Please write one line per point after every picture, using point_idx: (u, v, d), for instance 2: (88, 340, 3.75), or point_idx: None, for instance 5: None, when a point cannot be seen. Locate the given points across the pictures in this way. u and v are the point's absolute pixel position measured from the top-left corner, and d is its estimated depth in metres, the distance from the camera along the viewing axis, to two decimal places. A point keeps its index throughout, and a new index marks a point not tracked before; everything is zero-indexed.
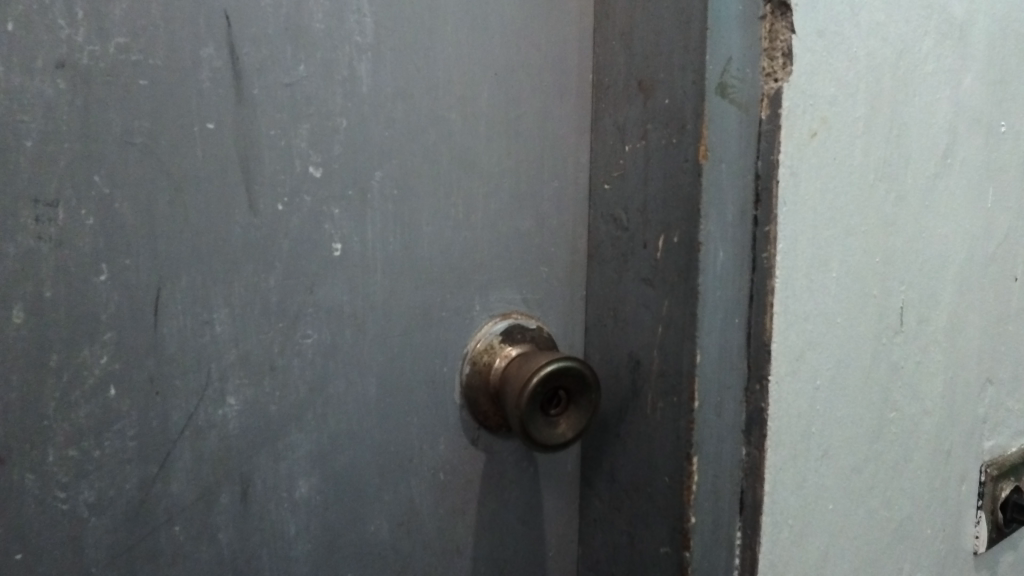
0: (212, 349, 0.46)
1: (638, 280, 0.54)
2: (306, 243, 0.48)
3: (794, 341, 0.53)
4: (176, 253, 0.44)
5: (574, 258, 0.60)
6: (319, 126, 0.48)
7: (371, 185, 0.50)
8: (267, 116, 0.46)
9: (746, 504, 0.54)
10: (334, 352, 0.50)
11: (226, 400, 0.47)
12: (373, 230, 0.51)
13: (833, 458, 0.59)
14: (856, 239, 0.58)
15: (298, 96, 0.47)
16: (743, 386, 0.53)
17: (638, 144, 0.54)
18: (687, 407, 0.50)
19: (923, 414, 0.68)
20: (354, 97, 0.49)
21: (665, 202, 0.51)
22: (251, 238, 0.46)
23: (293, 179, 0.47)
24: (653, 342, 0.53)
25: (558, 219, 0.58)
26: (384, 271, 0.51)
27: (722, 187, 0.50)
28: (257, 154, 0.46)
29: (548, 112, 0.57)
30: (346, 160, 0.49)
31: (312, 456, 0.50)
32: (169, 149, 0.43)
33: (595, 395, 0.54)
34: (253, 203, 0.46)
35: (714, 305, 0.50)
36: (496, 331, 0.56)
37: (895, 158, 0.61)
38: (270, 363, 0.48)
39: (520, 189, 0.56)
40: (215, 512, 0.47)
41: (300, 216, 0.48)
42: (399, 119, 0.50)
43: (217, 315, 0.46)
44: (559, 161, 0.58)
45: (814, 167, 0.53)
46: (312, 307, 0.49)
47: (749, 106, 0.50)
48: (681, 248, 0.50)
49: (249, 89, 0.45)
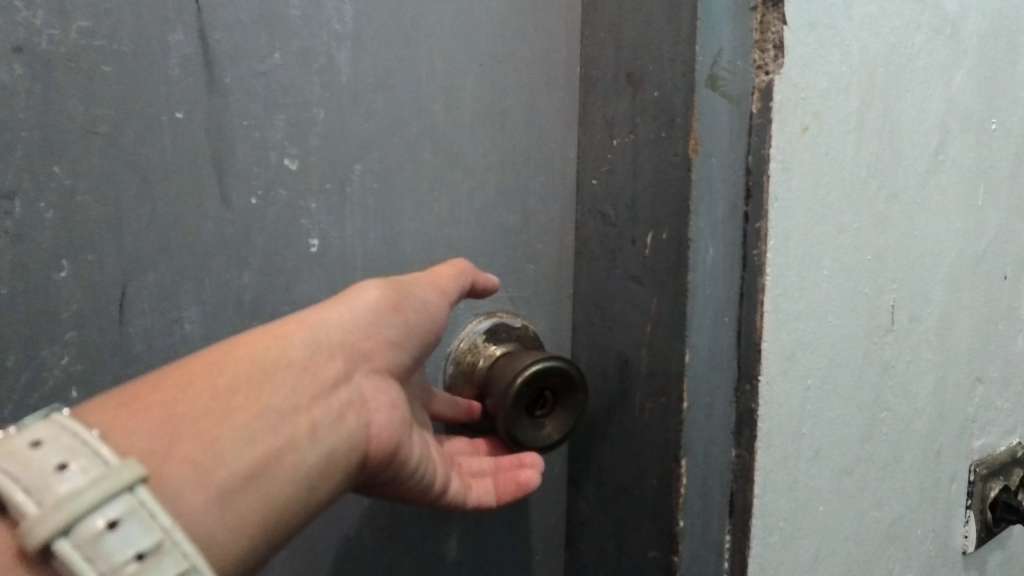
0: (182, 349, 0.44)
1: (626, 277, 0.53)
2: (282, 238, 0.46)
3: (785, 340, 0.52)
4: (142, 248, 0.42)
5: (561, 254, 0.58)
6: (296, 117, 0.46)
7: (350, 178, 0.48)
8: (240, 105, 0.44)
9: (736, 506, 0.52)
10: None
11: None
12: (352, 225, 0.49)
13: (824, 459, 0.58)
14: (848, 236, 0.56)
15: (273, 85, 0.45)
16: (734, 386, 0.52)
17: (626, 138, 0.52)
18: (676, 407, 0.49)
19: (914, 414, 0.67)
20: (333, 86, 0.47)
21: (654, 198, 0.50)
22: (223, 233, 0.44)
23: (267, 172, 0.45)
24: (641, 341, 0.52)
25: (545, 215, 0.57)
26: (364, 268, 0.50)
27: (713, 181, 0.48)
28: (230, 145, 0.44)
29: (535, 104, 0.55)
30: (324, 152, 0.47)
31: None
32: (136, 138, 0.41)
33: (582, 397, 0.52)
34: (225, 196, 0.44)
35: (703, 304, 0.49)
36: (479, 330, 0.55)
37: (887, 154, 0.60)
38: None
39: (506, 184, 0.55)
40: None
41: (276, 210, 0.46)
42: (379, 110, 0.49)
43: (187, 314, 0.44)
44: (546, 155, 0.56)
45: (805, 162, 0.52)
46: (288, 305, 0.47)
47: (740, 99, 0.49)
48: (670, 244, 0.49)
49: (220, 78, 0.43)
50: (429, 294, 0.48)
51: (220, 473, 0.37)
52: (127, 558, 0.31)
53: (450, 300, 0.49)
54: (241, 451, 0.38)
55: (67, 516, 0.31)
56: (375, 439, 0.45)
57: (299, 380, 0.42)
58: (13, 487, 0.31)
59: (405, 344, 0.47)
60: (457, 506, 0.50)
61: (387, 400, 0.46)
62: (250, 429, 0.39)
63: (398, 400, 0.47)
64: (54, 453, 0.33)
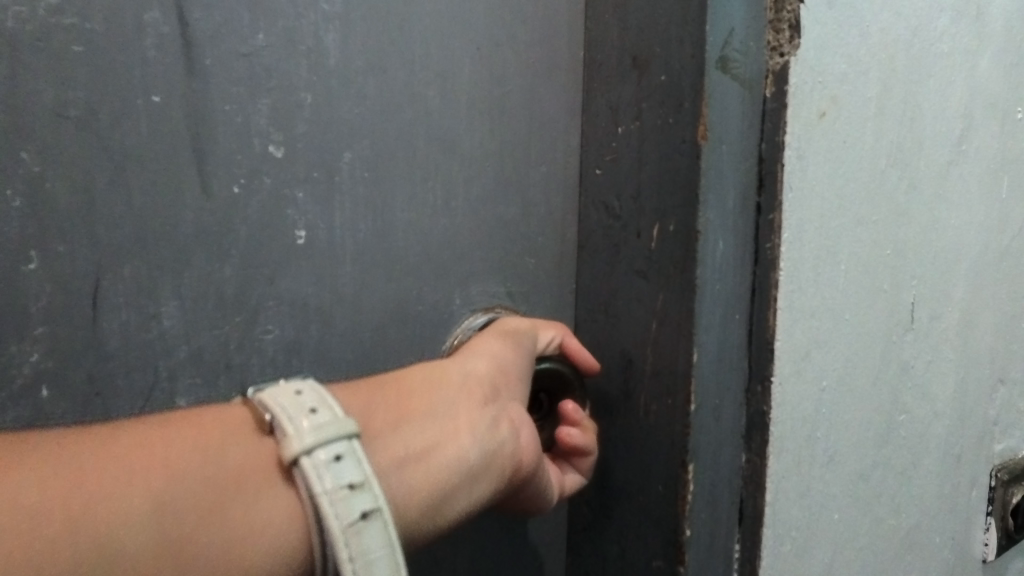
0: (160, 346, 0.42)
1: (631, 272, 0.50)
2: (267, 230, 0.44)
3: (800, 339, 0.48)
4: (118, 240, 0.40)
5: (563, 249, 0.55)
6: (282, 102, 0.43)
7: (340, 166, 0.46)
8: (221, 88, 0.42)
9: (746, 515, 0.48)
10: (297, 349, 0.46)
11: (177, 400, 0.43)
12: (342, 216, 0.47)
13: (840, 465, 0.54)
14: (865, 229, 0.53)
15: (257, 68, 0.43)
16: (744, 388, 0.48)
17: (632, 125, 0.50)
18: (683, 409, 0.46)
19: (933, 416, 0.64)
20: (321, 69, 0.44)
21: (661, 187, 0.47)
22: (204, 224, 0.42)
23: (250, 159, 0.43)
24: (646, 340, 0.49)
25: (546, 207, 0.54)
26: (353, 261, 0.47)
27: (724, 170, 0.45)
28: (211, 131, 0.42)
29: (536, 90, 0.52)
30: (311, 138, 0.45)
31: None
32: (109, 123, 0.39)
33: (577, 392, 0.52)
34: (206, 184, 0.42)
35: (712, 300, 0.46)
36: (475, 326, 0.52)
37: (908, 143, 0.57)
38: (227, 361, 0.44)
39: (505, 173, 0.52)
40: None
41: (259, 200, 0.44)
42: (370, 95, 0.46)
43: (165, 309, 0.42)
44: (548, 144, 0.54)
45: (823, 149, 0.48)
46: (273, 300, 0.45)
47: (752, 82, 0.46)
48: (677, 237, 0.46)
49: (200, 59, 0.41)
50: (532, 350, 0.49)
51: (395, 454, 0.38)
52: (341, 486, 0.33)
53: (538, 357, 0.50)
54: (413, 438, 0.39)
55: (310, 439, 0.33)
56: (521, 453, 0.44)
57: (461, 390, 0.43)
58: (276, 413, 0.35)
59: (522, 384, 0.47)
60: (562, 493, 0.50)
61: (528, 421, 0.45)
62: (424, 419, 0.40)
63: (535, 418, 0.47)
64: (311, 396, 0.36)
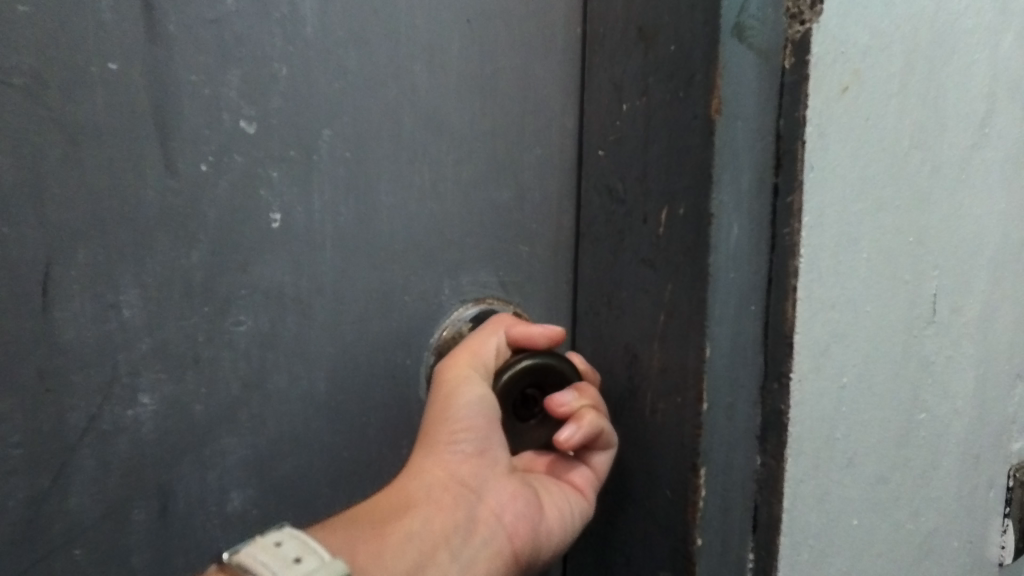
0: (121, 338, 0.40)
1: (636, 260, 0.46)
2: (238, 213, 0.42)
3: (819, 333, 0.44)
4: (72, 222, 0.38)
5: (556, 236, 0.53)
6: (253, 75, 0.41)
7: (318, 145, 0.44)
8: (185, 59, 0.39)
9: (761, 521, 0.45)
10: (273, 342, 0.44)
11: (139, 398, 0.41)
12: (320, 198, 0.44)
13: (859, 467, 0.50)
14: (887, 215, 0.50)
15: (227, 36, 0.40)
16: (759, 385, 0.44)
17: (637, 102, 0.46)
18: (694, 408, 0.42)
19: (952, 415, 0.61)
20: (296, 39, 0.42)
21: (670, 169, 0.44)
22: (168, 207, 0.40)
23: (219, 136, 0.41)
24: (653, 334, 0.45)
25: (539, 192, 0.52)
26: (334, 248, 0.45)
27: (737, 148, 0.41)
28: (175, 105, 0.39)
29: (529, 67, 0.50)
30: (287, 115, 0.42)
31: (246, 463, 0.45)
32: (61, 95, 0.37)
33: (559, 368, 0.47)
34: (170, 163, 0.40)
35: (726, 290, 0.42)
36: (466, 318, 0.50)
37: (930, 125, 0.53)
38: (195, 354, 0.42)
39: (497, 156, 0.50)
40: (126, 531, 0.42)
41: (230, 179, 0.41)
42: (350, 69, 0.44)
43: (125, 297, 0.40)
44: (542, 125, 0.51)
45: (845, 128, 0.45)
46: (245, 289, 0.43)
47: (769, 53, 0.42)
48: (688, 221, 0.42)
49: (163, 25, 0.39)
50: (485, 379, 0.46)
51: None
52: None
53: (499, 370, 0.47)
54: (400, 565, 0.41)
55: None
56: (511, 543, 0.46)
57: (430, 502, 0.44)
58: (260, 572, 0.36)
59: (493, 464, 0.47)
60: (596, 476, 0.49)
61: (509, 502, 0.47)
62: (403, 543, 0.42)
63: (518, 490, 0.47)
64: (291, 545, 0.37)
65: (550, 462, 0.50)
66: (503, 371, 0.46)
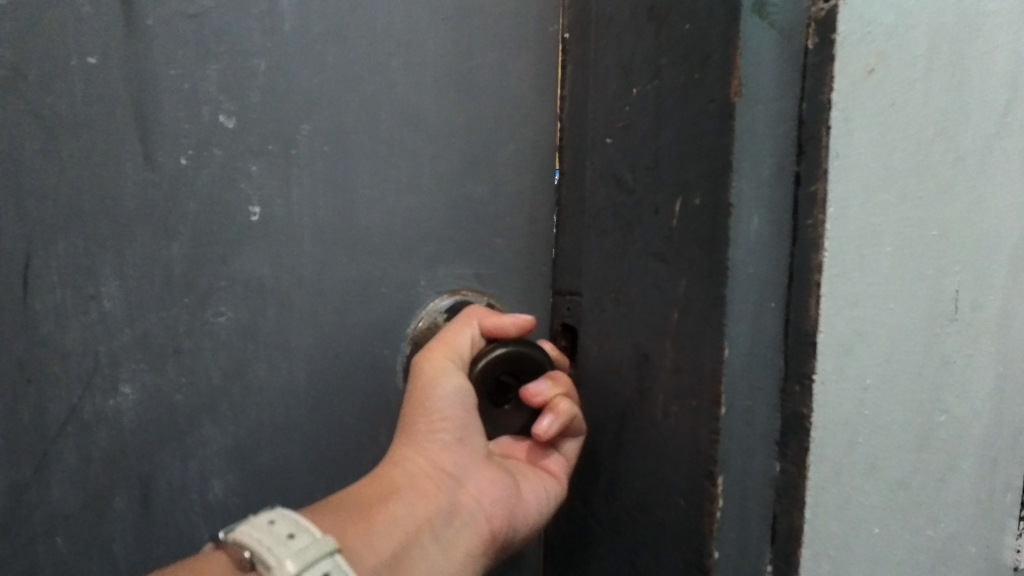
0: (101, 333, 0.51)
1: (647, 254, 0.44)
2: (219, 206, 0.51)
3: (842, 332, 0.41)
4: (61, 214, 0.49)
5: (532, 231, 0.58)
6: (234, 69, 0.50)
7: (297, 138, 0.52)
8: (164, 52, 0.49)
9: (780, 531, 0.42)
10: (251, 330, 0.53)
11: (120, 389, 0.51)
12: (299, 192, 0.53)
13: (881, 472, 0.47)
14: (910, 208, 0.47)
15: (206, 31, 0.49)
16: (779, 387, 0.41)
17: (648, 86, 0.44)
18: (711, 412, 0.39)
19: (971, 416, 0.58)
20: (274, 32, 0.51)
21: (684, 156, 0.41)
22: (148, 199, 0.50)
23: (200, 131, 0.50)
24: (666, 332, 0.42)
25: (513, 185, 0.58)
26: (314, 242, 0.54)
27: (758, 132, 0.38)
28: (156, 102, 0.49)
29: (503, 63, 0.56)
30: (267, 105, 0.51)
31: (224, 451, 0.54)
32: (57, 110, 0.48)
33: (535, 356, 0.49)
34: (152, 159, 0.50)
35: (745, 285, 0.39)
36: (441, 308, 0.56)
37: (953, 112, 0.50)
38: (175, 347, 0.52)
39: (472, 151, 0.56)
40: (107, 518, 0.53)
41: (210, 173, 0.51)
42: (330, 63, 0.52)
43: (102, 292, 0.50)
44: (519, 117, 0.57)
45: (869, 113, 0.42)
46: (223, 283, 0.52)
47: (791, 32, 0.39)
48: (704, 212, 0.39)
49: (143, 23, 0.48)
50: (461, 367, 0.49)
51: (372, 562, 0.42)
52: None
53: (476, 359, 0.49)
54: (386, 547, 0.43)
55: (293, 566, 0.37)
56: (490, 526, 0.49)
57: (413, 489, 0.46)
58: (254, 547, 0.38)
59: (471, 451, 0.49)
60: (569, 460, 0.53)
61: (487, 488, 0.49)
62: (390, 526, 0.44)
63: (496, 478, 0.50)
64: (284, 524, 0.40)
65: (525, 447, 0.54)
66: (478, 360, 0.49)
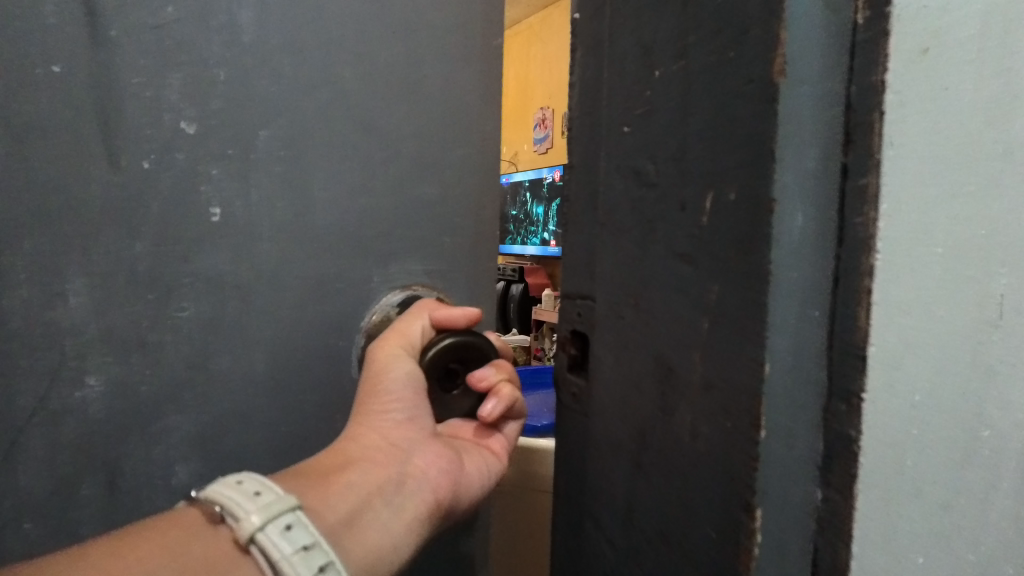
0: (67, 328, 0.56)
1: (671, 255, 0.39)
2: (182, 208, 0.58)
3: (895, 344, 0.36)
4: (25, 217, 0.54)
5: (478, 229, 0.71)
6: (194, 76, 0.57)
7: (256, 143, 0.60)
8: (129, 62, 0.55)
9: (822, 566, 0.37)
10: (214, 323, 0.61)
11: (85, 380, 0.57)
12: (256, 195, 0.60)
13: (928, 497, 0.43)
14: (961, 204, 0.42)
15: (167, 40, 0.56)
16: (822, 405, 0.37)
17: (674, 67, 0.39)
18: (749, 436, 0.34)
19: (1013, 429, 0.54)
20: (234, 44, 0.58)
21: (716, 145, 0.36)
22: (114, 199, 0.56)
23: (162, 137, 0.57)
24: (694, 344, 0.38)
25: (464, 188, 0.69)
26: (272, 237, 0.61)
27: (804, 117, 0.34)
28: (119, 112, 0.55)
29: (452, 77, 0.67)
30: (225, 112, 0.58)
31: (189, 435, 0.61)
32: (30, 119, 0.53)
33: (480, 345, 0.62)
34: (115, 161, 0.56)
35: (789, 291, 0.34)
36: (393, 302, 0.66)
37: (1007, 98, 0.45)
38: (140, 341, 0.59)
39: (422, 158, 0.67)
40: (77, 500, 0.58)
41: (173, 175, 0.58)
42: (286, 72, 0.60)
43: (70, 285, 0.56)
44: (464, 129, 0.69)
45: (926, 96, 0.36)
46: (187, 276, 0.59)
47: (838, 5, 0.35)
48: (741, 208, 0.34)
49: (105, 30, 0.54)
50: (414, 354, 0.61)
51: (330, 519, 0.50)
52: (297, 548, 0.44)
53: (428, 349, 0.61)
54: (341, 507, 0.52)
55: (259, 517, 0.44)
56: (435, 491, 0.60)
57: (367, 458, 0.57)
58: (225, 502, 0.45)
59: (422, 424, 0.62)
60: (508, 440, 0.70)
61: (432, 460, 0.61)
62: (345, 490, 0.53)
63: (441, 452, 0.62)
64: (252, 484, 0.47)
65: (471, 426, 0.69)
66: (430, 348, 0.61)
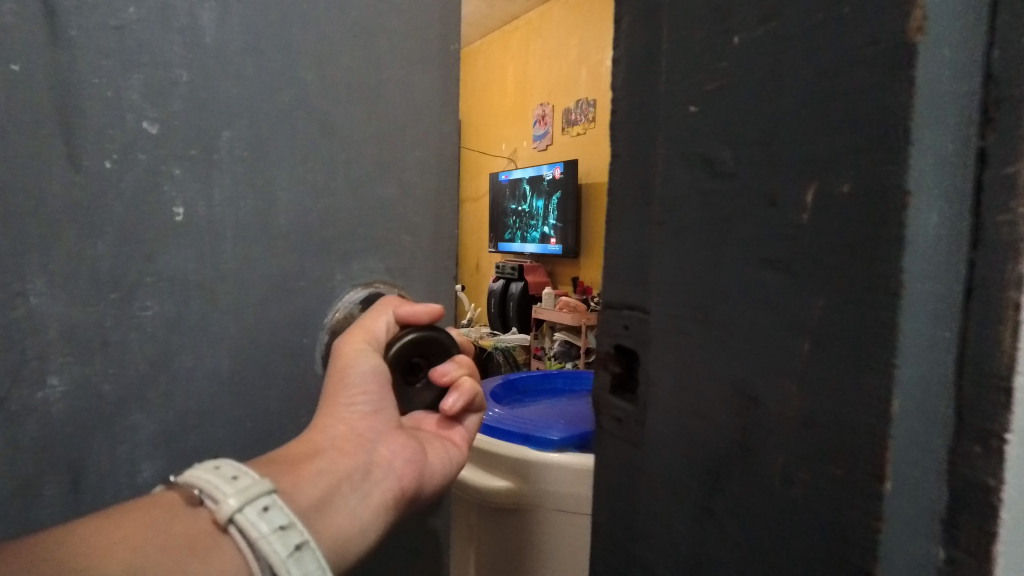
0: (25, 328, 0.42)
1: (759, 262, 0.32)
2: (143, 205, 0.46)
3: None
4: None
5: (438, 227, 0.62)
6: (155, 77, 0.45)
7: (218, 145, 0.48)
8: (91, 61, 0.42)
9: None
10: (177, 325, 0.48)
11: (48, 380, 0.43)
12: (220, 193, 0.49)
13: None
14: None
15: (128, 40, 0.44)
16: (948, 446, 0.29)
17: (762, 32, 0.32)
18: (872, 491, 0.27)
19: None
20: (198, 47, 0.46)
21: (821, 125, 0.29)
22: (73, 195, 0.43)
23: (124, 135, 0.44)
24: (789, 371, 0.31)
25: (421, 188, 0.60)
26: (235, 236, 0.50)
27: (942, 89, 0.27)
28: (78, 103, 0.42)
29: (410, 82, 0.58)
30: (191, 113, 0.47)
31: (156, 438, 0.48)
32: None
33: (440, 339, 0.54)
34: (76, 156, 0.43)
35: (920, 307, 0.27)
36: (356, 300, 0.56)
37: None
38: (102, 340, 0.45)
39: (382, 155, 0.57)
40: (39, 505, 0.44)
41: (134, 175, 0.45)
42: (249, 74, 0.49)
43: (32, 286, 0.42)
44: (425, 130, 0.59)
45: None
46: (151, 276, 0.47)
47: None
48: (860, 203, 0.27)
49: (65, 29, 0.41)
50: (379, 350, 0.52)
51: (299, 505, 0.43)
52: (275, 529, 0.38)
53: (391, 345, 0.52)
54: (309, 494, 0.44)
55: (237, 500, 0.37)
56: (402, 483, 0.52)
57: (334, 448, 0.49)
58: (202, 486, 0.38)
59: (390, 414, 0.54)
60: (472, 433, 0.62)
61: (398, 450, 0.53)
62: (315, 476, 0.46)
63: (407, 442, 0.54)
64: (229, 468, 0.40)
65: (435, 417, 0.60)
66: (392, 343, 0.52)
